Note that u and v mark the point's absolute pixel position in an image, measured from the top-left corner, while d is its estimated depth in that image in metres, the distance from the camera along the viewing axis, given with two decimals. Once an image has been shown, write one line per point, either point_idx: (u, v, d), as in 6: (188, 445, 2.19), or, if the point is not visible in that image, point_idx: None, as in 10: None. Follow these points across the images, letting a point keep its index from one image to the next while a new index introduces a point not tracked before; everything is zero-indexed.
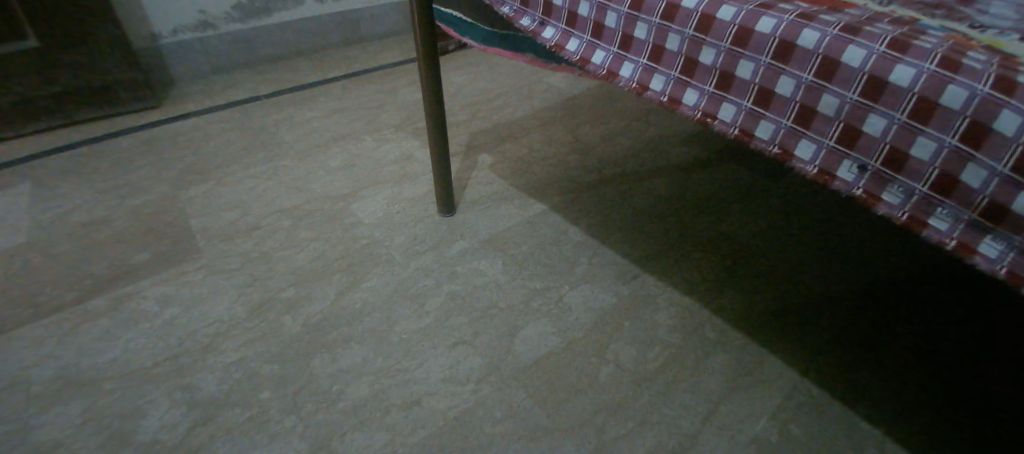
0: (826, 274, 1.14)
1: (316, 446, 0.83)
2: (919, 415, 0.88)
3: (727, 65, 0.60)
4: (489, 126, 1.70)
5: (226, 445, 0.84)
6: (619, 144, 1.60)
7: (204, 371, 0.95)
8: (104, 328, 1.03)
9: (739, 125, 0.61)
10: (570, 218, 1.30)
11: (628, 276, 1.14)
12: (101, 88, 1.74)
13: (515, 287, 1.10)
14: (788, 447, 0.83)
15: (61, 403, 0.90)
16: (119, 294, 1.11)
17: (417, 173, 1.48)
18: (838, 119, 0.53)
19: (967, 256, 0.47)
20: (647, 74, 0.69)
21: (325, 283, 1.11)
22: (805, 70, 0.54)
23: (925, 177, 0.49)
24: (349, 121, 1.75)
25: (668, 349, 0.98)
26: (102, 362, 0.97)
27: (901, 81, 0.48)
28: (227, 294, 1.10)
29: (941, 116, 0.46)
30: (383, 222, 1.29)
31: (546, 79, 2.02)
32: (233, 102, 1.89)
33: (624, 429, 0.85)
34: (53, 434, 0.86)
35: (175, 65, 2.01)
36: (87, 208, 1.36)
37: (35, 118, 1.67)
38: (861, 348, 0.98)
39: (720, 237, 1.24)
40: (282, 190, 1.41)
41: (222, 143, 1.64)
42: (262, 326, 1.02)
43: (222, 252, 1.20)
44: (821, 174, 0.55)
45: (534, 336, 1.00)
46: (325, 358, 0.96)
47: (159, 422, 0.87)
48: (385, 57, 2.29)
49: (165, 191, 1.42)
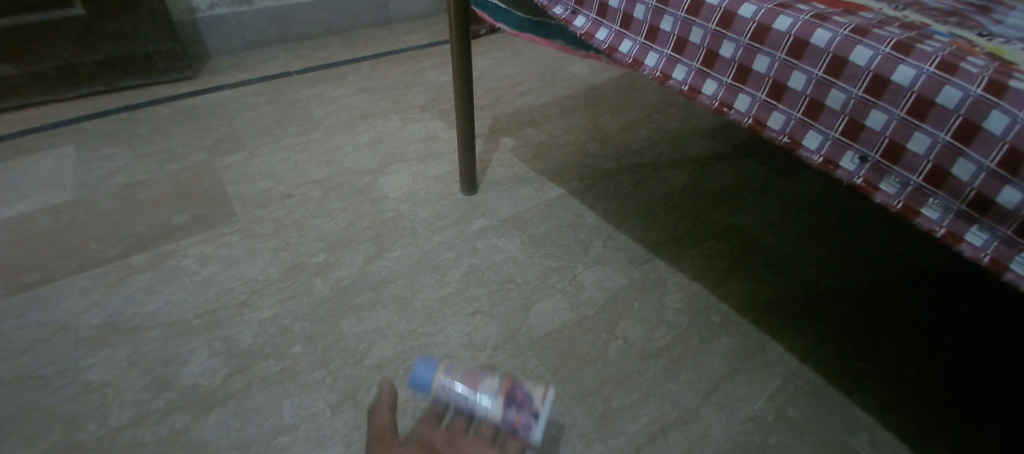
0: (834, 270, 1.18)
1: (344, 397, 0.90)
2: (913, 404, 0.92)
3: (745, 59, 0.65)
4: (512, 111, 1.75)
5: (260, 393, 0.91)
6: (638, 134, 1.64)
7: (240, 325, 1.02)
8: (148, 282, 1.11)
9: (753, 115, 0.66)
10: (587, 202, 1.35)
11: (640, 260, 1.19)
12: (140, 58, 1.81)
13: (532, 264, 1.16)
14: (784, 424, 0.89)
15: (109, 347, 0.98)
16: (161, 251, 1.18)
17: (441, 152, 1.54)
18: (843, 113, 0.58)
19: (955, 244, 0.52)
20: (670, 64, 0.73)
21: (353, 251, 1.18)
22: (816, 66, 0.58)
23: (920, 169, 0.54)
24: (377, 100, 1.80)
25: (674, 330, 1.03)
26: (147, 312, 1.05)
27: (902, 80, 0.52)
28: (260, 256, 1.17)
29: (937, 114, 0.51)
30: (409, 197, 1.35)
31: (569, 67, 2.06)
32: (266, 76, 1.96)
33: (630, 400, 0.91)
34: (103, 374, 0.94)
35: (210, 39, 2.08)
36: (128, 171, 1.44)
37: (78, 83, 1.75)
38: (862, 342, 1.02)
39: (732, 228, 1.28)
40: (313, 162, 1.48)
41: (255, 115, 1.71)
42: (294, 287, 1.10)
43: (256, 218, 1.27)
44: (826, 163, 0.60)
45: (548, 310, 1.06)
46: (353, 319, 1.03)
47: (199, 369, 0.95)
48: (412, 39, 2.34)
49: (201, 158, 1.50)
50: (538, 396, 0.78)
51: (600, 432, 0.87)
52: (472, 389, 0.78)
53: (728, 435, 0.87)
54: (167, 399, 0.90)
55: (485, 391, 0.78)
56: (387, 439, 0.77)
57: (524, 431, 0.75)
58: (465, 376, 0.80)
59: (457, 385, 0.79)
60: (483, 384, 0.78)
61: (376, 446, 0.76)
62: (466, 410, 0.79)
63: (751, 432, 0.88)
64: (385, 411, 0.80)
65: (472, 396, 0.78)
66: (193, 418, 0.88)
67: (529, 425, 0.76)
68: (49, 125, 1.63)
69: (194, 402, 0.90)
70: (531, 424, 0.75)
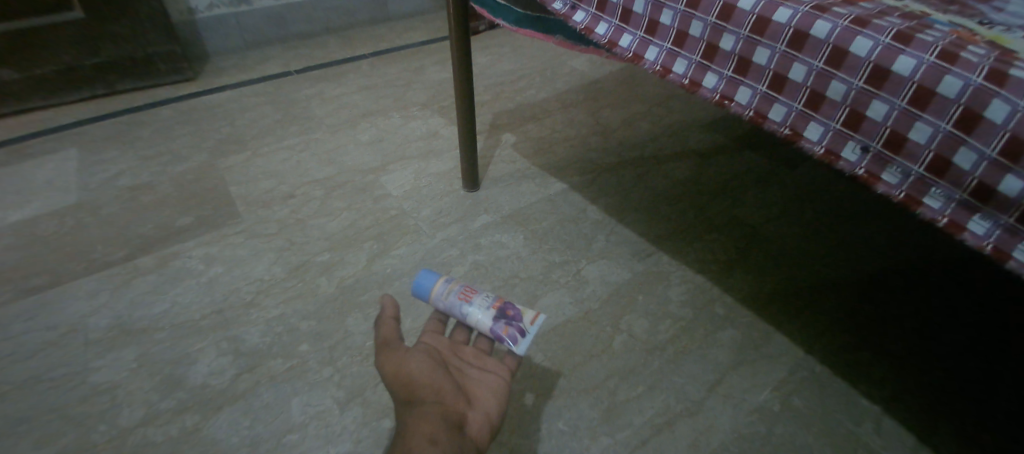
0: (837, 261, 1.18)
1: (352, 395, 0.91)
2: (918, 393, 0.92)
3: (746, 52, 0.65)
4: (513, 107, 1.75)
5: (269, 391, 0.92)
6: (639, 127, 1.64)
7: (247, 325, 1.03)
8: (154, 283, 1.12)
9: (754, 108, 0.66)
10: (589, 197, 1.35)
11: (643, 253, 1.19)
12: (140, 60, 1.81)
13: (536, 259, 1.17)
14: (789, 415, 0.89)
15: (118, 349, 0.99)
16: (166, 252, 1.19)
17: (443, 150, 1.54)
18: (845, 104, 0.58)
19: (957, 233, 0.53)
20: (670, 58, 0.73)
21: (357, 249, 1.18)
22: (816, 58, 0.59)
23: (921, 159, 0.54)
24: (377, 98, 1.81)
25: (679, 323, 1.04)
26: (154, 313, 1.06)
27: (903, 70, 0.53)
28: (265, 256, 1.18)
29: (937, 104, 0.52)
30: (411, 195, 1.35)
31: (569, 62, 2.06)
32: (266, 76, 1.96)
33: (635, 392, 0.92)
34: (112, 376, 0.95)
35: (210, 39, 2.08)
36: (132, 173, 1.45)
37: (80, 87, 1.76)
38: (866, 332, 1.03)
39: (734, 220, 1.28)
40: (315, 161, 1.48)
41: (256, 116, 1.71)
42: (300, 286, 1.10)
43: (260, 218, 1.28)
44: (827, 154, 0.60)
45: (552, 304, 1.07)
46: (358, 317, 1.04)
47: (208, 368, 0.96)
48: (411, 37, 2.34)
49: (204, 159, 1.50)
50: (528, 318, 0.86)
51: (606, 425, 0.88)
52: (467, 300, 0.88)
53: (734, 425, 0.88)
54: (177, 400, 0.91)
55: (478, 304, 0.87)
56: (395, 345, 0.77)
57: (509, 341, 0.82)
58: (462, 290, 0.89)
59: (451, 295, 0.89)
60: (476, 299, 0.88)
61: (384, 352, 0.76)
62: (462, 322, 0.88)
63: (756, 423, 0.88)
64: (390, 323, 0.80)
65: (466, 306, 0.87)
66: (203, 418, 0.89)
67: (515, 338, 0.83)
68: (52, 129, 1.64)
69: (204, 401, 0.91)
70: (517, 337, 0.83)
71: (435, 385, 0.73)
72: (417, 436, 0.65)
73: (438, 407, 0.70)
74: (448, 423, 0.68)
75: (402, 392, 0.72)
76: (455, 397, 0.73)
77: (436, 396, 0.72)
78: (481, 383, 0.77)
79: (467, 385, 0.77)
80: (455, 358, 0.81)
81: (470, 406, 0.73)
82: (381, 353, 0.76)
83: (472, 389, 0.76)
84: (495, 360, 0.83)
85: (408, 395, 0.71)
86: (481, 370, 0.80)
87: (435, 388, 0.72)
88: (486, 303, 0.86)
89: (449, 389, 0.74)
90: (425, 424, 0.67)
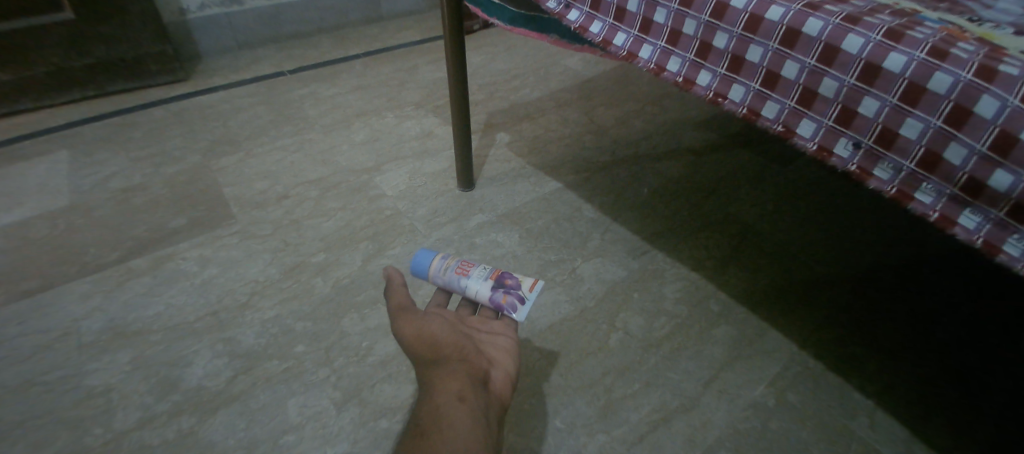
0: (831, 256, 1.19)
1: (349, 395, 0.91)
2: (911, 386, 0.93)
3: (739, 50, 0.65)
4: (507, 106, 1.75)
5: (265, 392, 0.92)
6: (633, 125, 1.65)
7: (242, 326, 1.02)
8: (148, 285, 1.11)
9: (747, 105, 0.66)
10: (584, 195, 1.35)
11: (638, 251, 1.19)
12: (131, 61, 1.80)
13: (531, 258, 1.17)
14: (784, 409, 0.90)
15: (112, 352, 0.98)
16: (160, 254, 1.19)
17: (437, 149, 1.54)
18: (836, 100, 0.59)
19: (948, 227, 0.54)
20: (664, 56, 0.74)
21: (353, 250, 1.18)
22: (809, 55, 0.59)
23: (913, 154, 0.55)
24: (371, 98, 1.80)
25: (674, 320, 1.04)
26: (148, 315, 1.05)
27: (894, 67, 0.54)
28: (260, 257, 1.17)
29: (928, 99, 0.52)
30: (406, 195, 1.35)
31: (562, 61, 2.06)
32: (258, 77, 1.95)
33: (631, 389, 0.92)
34: (106, 379, 0.94)
35: (202, 40, 2.06)
36: (124, 175, 1.44)
37: (70, 88, 1.74)
38: (860, 326, 1.03)
39: (728, 217, 1.29)
40: (309, 162, 1.48)
41: (249, 116, 1.70)
42: (295, 287, 1.10)
43: (254, 219, 1.27)
44: (820, 150, 0.61)
45: (549, 303, 1.07)
46: (354, 317, 1.04)
47: (203, 370, 0.95)
48: (404, 36, 2.34)
49: (197, 160, 1.50)
50: (526, 286, 0.89)
51: (603, 422, 0.88)
52: (465, 274, 0.91)
53: (729, 421, 0.88)
54: (172, 402, 0.91)
55: (476, 276, 0.90)
56: (413, 310, 0.79)
57: (508, 310, 0.85)
58: (459, 265, 0.93)
59: (451, 270, 0.93)
60: (475, 272, 0.91)
61: (401, 317, 0.78)
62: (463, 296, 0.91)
63: (752, 418, 0.89)
64: (402, 291, 0.83)
65: (464, 279, 0.91)
66: (200, 420, 0.88)
67: (514, 307, 0.86)
68: (42, 130, 1.62)
69: (199, 403, 0.90)
70: (516, 305, 0.86)
71: (456, 345, 0.74)
72: (445, 389, 0.65)
73: (462, 363, 0.70)
74: (473, 379, 0.68)
75: (425, 353, 0.72)
76: (476, 355, 0.74)
77: (459, 354, 0.72)
78: (496, 345, 0.79)
79: (483, 346, 0.78)
80: (467, 324, 0.82)
81: (490, 363, 0.74)
82: (397, 318, 0.78)
83: (489, 350, 0.77)
84: (502, 320, 0.85)
85: (431, 355, 0.72)
86: (494, 333, 0.82)
87: (457, 347, 0.73)
88: (484, 274, 0.90)
89: (470, 348, 0.74)
90: (452, 378, 0.67)
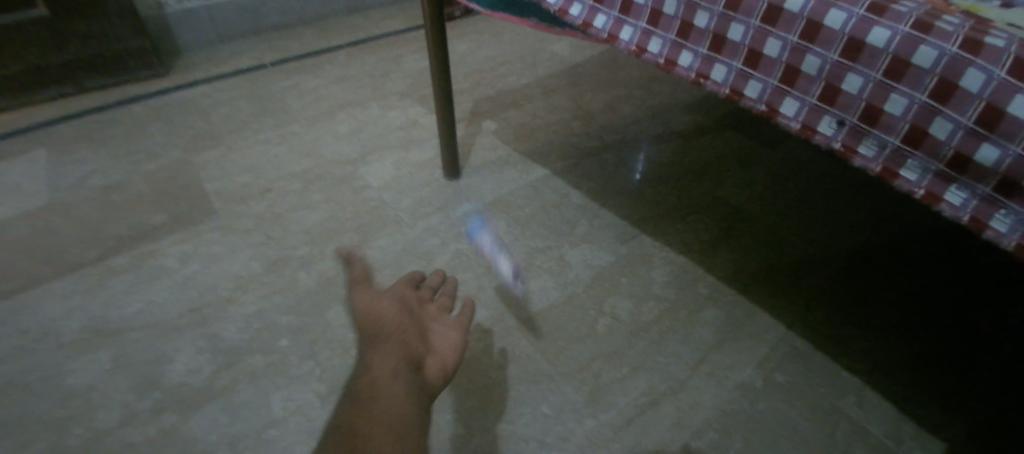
0: (819, 237, 1.19)
1: (335, 388, 0.90)
2: (898, 365, 0.94)
3: (720, 28, 0.64)
4: (493, 94, 1.73)
5: (249, 387, 0.91)
6: (621, 111, 1.64)
7: (226, 321, 1.01)
8: (129, 283, 1.09)
9: (730, 85, 0.65)
10: (571, 182, 1.34)
11: (627, 236, 1.19)
12: (109, 57, 1.76)
13: (518, 246, 1.16)
14: (772, 390, 0.90)
15: (93, 350, 0.97)
16: (141, 251, 1.17)
17: (423, 138, 1.52)
18: (820, 77, 0.58)
19: (934, 203, 0.54)
20: (645, 37, 0.72)
21: (338, 242, 1.17)
22: (790, 32, 0.58)
23: (897, 130, 0.54)
24: (355, 89, 1.78)
25: (663, 304, 1.04)
26: (129, 313, 1.03)
27: (877, 41, 0.53)
28: (243, 251, 1.15)
29: (912, 74, 0.52)
30: (392, 185, 1.33)
31: (549, 47, 2.04)
32: (240, 69, 1.92)
33: (620, 374, 0.92)
34: (87, 378, 0.93)
35: (182, 34, 2.02)
36: (102, 172, 1.41)
37: (47, 85, 1.70)
38: (848, 306, 1.04)
39: (717, 201, 1.29)
40: (292, 154, 1.46)
41: (231, 110, 1.67)
42: (279, 280, 1.09)
43: (237, 214, 1.25)
44: (804, 129, 0.61)
45: (537, 290, 1.06)
46: (340, 309, 1.03)
47: (187, 366, 0.94)
48: (389, 26, 2.30)
49: (177, 155, 1.47)
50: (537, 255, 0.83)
51: (591, 407, 0.88)
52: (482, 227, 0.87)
53: (717, 403, 0.88)
54: (155, 399, 0.89)
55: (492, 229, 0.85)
56: (370, 283, 0.75)
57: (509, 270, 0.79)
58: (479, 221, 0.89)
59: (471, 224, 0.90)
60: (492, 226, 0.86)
61: (358, 290, 0.73)
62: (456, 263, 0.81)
63: (740, 399, 0.89)
64: (359, 262, 0.78)
65: None
66: (183, 417, 0.87)
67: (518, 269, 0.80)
68: (18, 129, 1.59)
69: (182, 400, 0.89)
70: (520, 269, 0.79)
71: (400, 325, 0.67)
72: (377, 373, 0.59)
73: (398, 348, 0.63)
74: (405, 365, 0.61)
75: (366, 329, 0.66)
76: (417, 339, 0.66)
77: (397, 336, 0.65)
78: (443, 336, 0.69)
79: (428, 334, 0.69)
80: (424, 309, 0.73)
81: (429, 351, 0.65)
82: (354, 289, 0.73)
83: (433, 337, 0.68)
84: (458, 319, 0.72)
85: (370, 334, 0.65)
86: (450, 323, 0.72)
87: (400, 327, 0.66)
88: None
89: (413, 331, 0.67)
90: (383, 360, 0.60)
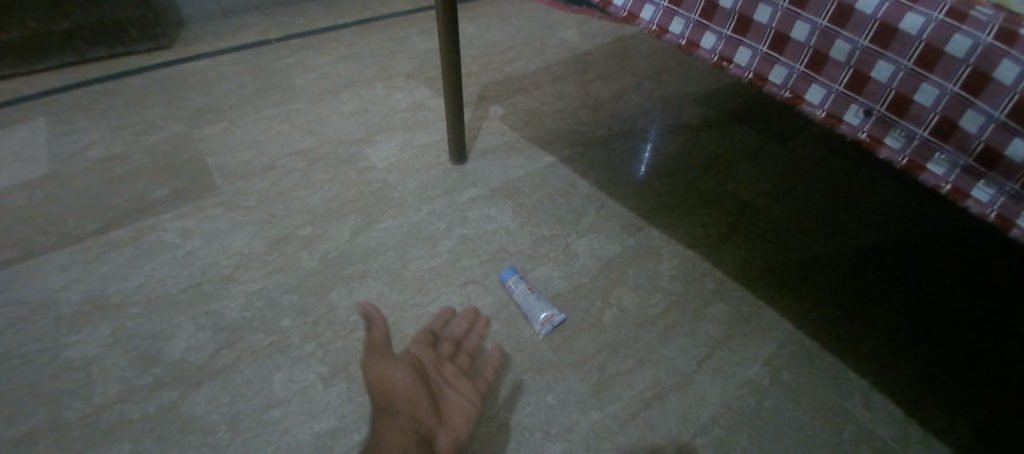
0: (829, 235, 1.17)
1: (336, 370, 0.89)
2: (906, 366, 0.93)
3: (746, 9, 0.61)
4: (501, 78, 1.70)
5: (250, 367, 0.89)
6: (631, 100, 1.61)
7: (226, 300, 0.99)
8: (129, 257, 1.07)
9: (754, 70, 0.63)
10: (579, 170, 1.32)
11: (634, 227, 1.17)
12: (111, 26, 1.72)
13: (524, 233, 1.14)
14: (779, 388, 0.89)
15: (91, 324, 0.95)
16: (141, 225, 1.15)
17: (429, 121, 1.49)
18: (848, 64, 0.56)
19: (960, 199, 0.52)
20: (667, 17, 0.69)
21: (341, 222, 1.15)
22: (821, 15, 0.56)
23: (926, 122, 0.52)
24: (361, 68, 1.74)
25: (669, 297, 1.02)
26: (128, 287, 1.01)
27: (911, 28, 0.51)
28: (245, 229, 1.13)
29: (945, 64, 0.50)
30: (396, 167, 1.31)
31: (558, 33, 2.00)
32: (244, 44, 1.88)
33: (625, 366, 0.91)
34: (85, 352, 0.91)
35: (186, 6, 1.98)
36: (103, 143, 1.39)
37: (48, 54, 1.67)
38: (858, 306, 1.02)
39: (726, 195, 1.27)
40: (296, 132, 1.43)
41: (234, 85, 1.64)
42: (281, 260, 1.07)
43: (239, 191, 1.23)
44: (829, 118, 0.58)
45: (542, 278, 1.05)
46: (342, 291, 1.01)
47: (186, 343, 0.92)
48: (396, 5, 2.26)
49: (180, 129, 1.44)
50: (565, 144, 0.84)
51: (596, 399, 0.87)
52: None
53: (723, 399, 0.87)
54: (154, 376, 0.88)
55: None
56: (382, 349, 0.87)
57: None
58: None
59: None
60: None
61: (373, 358, 0.85)
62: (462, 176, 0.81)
63: (747, 396, 0.88)
64: (377, 327, 0.92)
65: None
66: (182, 394, 0.86)
67: None
68: (19, 98, 1.56)
69: (181, 377, 0.88)
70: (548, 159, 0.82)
71: (410, 400, 0.77)
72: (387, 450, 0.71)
73: (410, 422, 0.74)
74: (413, 437, 0.73)
75: (382, 400, 0.79)
76: (429, 413, 0.77)
77: (411, 410, 0.76)
78: (455, 402, 0.80)
79: (443, 398, 0.80)
80: (437, 372, 0.84)
81: (443, 424, 0.76)
82: (370, 356, 0.86)
83: (446, 403, 0.80)
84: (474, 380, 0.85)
85: (387, 406, 0.77)
86: (462, 387, 0.83)
87: (411, 401, 0.77)
88: None
89: (424, 406, 0.77)
90: (395, 435, 0.73)
